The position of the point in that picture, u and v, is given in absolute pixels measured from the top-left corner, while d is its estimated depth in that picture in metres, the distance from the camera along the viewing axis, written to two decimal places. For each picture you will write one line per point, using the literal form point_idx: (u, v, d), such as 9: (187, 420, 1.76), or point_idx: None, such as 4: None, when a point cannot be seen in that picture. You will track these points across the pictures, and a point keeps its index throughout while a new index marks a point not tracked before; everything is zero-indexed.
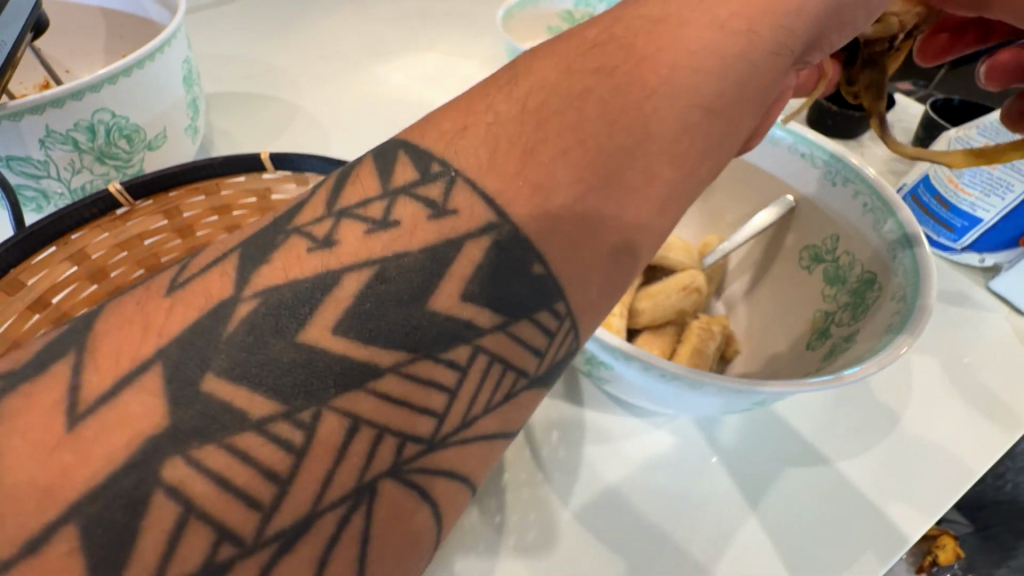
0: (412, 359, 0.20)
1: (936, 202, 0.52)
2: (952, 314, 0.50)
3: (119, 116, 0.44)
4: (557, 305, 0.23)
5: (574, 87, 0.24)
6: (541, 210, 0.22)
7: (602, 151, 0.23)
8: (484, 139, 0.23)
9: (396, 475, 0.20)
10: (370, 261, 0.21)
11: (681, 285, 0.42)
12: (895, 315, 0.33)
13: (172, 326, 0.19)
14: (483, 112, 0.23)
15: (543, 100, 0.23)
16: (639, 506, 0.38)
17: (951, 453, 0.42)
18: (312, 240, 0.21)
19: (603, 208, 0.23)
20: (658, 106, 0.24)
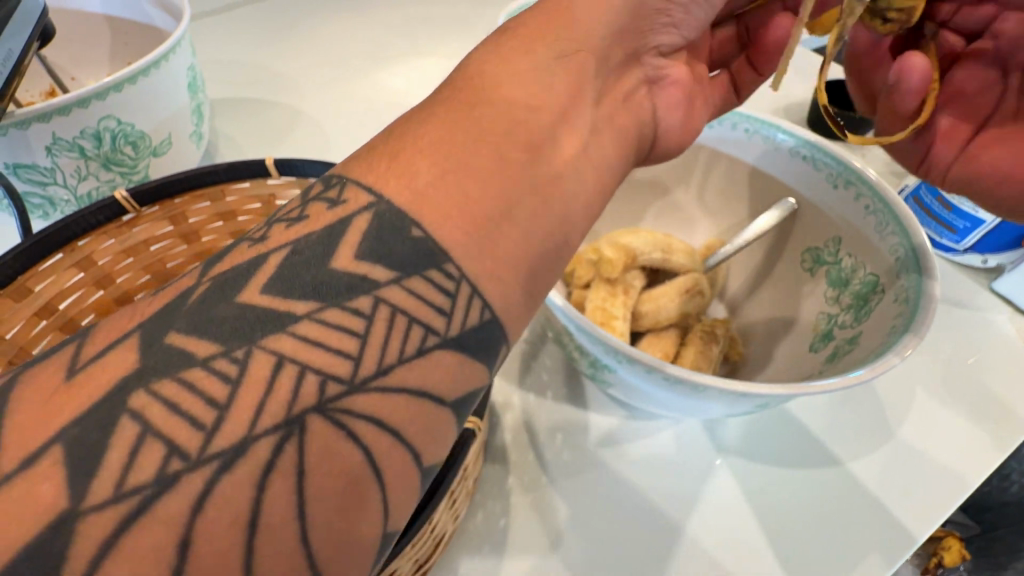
0: (322, 307, 0.21)
1: (938, 203, 0.52)
2: (956, 315, 0.50)
3: (125, 123, 0.44)
4: (449, 265, 0.23)
5: (427, 106, 0.27)
6: (408, 193, 0.23)
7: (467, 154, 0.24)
8: (360, 158, 0.25)
9: (321, 411, 0.20)
10: (283, 243, 0.22)
11: (684, 288, 0.42)
12: (898, 317, 0.33)
13: (138, 318, 0.20)
14: (362, 145, 0.26)
15: (406, 128, 0.26)
16: (643, 509, 0.38)
17: (955, 454, 0.42)
18: (249, 239, 0.23)
19: (471, 185, 0.24)
20: (503, 110, 0.26)
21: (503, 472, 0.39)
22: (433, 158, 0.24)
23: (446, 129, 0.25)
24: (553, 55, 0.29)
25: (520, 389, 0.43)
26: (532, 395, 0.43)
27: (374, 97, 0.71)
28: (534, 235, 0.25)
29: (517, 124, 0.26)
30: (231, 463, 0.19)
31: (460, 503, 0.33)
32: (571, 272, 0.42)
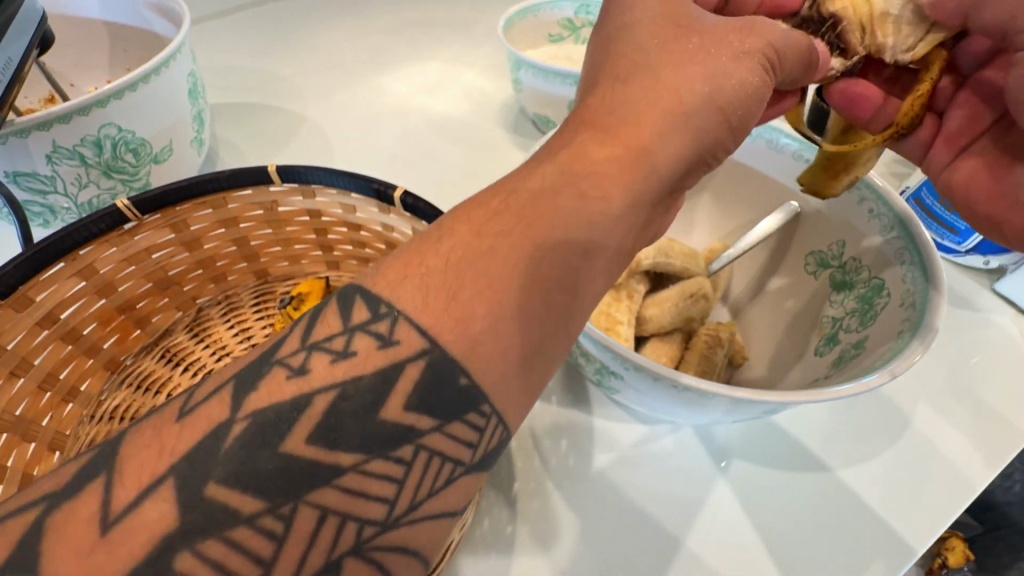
0: (367, 459, 0.22)
1: (940, 205, 0.52)
2: (959, 316, 0.50)
3: (125, 130, 0.44)
4: (482, 406, 0.24)
5: (490, 228, 0.25)
6: (459, 336, 0.23)
7: (514, 297, 0.24)
8: (419, 286, 0.24)
9: (358, 552, 0.22)
10: (334, 386, 0.22)
11: (689, 292, 0.42)
12: (904, 322, 0.33)
13: (181, 445, 0.21)
14: (421, 264, 0.24)
15: (460, 257, 0.24)
16: (649, 516, 0.38)
17: (959, 456, 0.42)
18: (290, 368, 0.23)
19: (512, 328, 0.24)
20: (558, 252, 0.25)
21: (510, 476, 0.39)
22: (485, 307, 0.23)
23: (499, 269, 0.24)
24: (628, 187, 0.26)
25: None
26: (537, 400, 0.43)
27: (375, 102, 0.71)
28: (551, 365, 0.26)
29: (569, 270, 0.25)
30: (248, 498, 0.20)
31: (468, 510, 0.33)
32: None
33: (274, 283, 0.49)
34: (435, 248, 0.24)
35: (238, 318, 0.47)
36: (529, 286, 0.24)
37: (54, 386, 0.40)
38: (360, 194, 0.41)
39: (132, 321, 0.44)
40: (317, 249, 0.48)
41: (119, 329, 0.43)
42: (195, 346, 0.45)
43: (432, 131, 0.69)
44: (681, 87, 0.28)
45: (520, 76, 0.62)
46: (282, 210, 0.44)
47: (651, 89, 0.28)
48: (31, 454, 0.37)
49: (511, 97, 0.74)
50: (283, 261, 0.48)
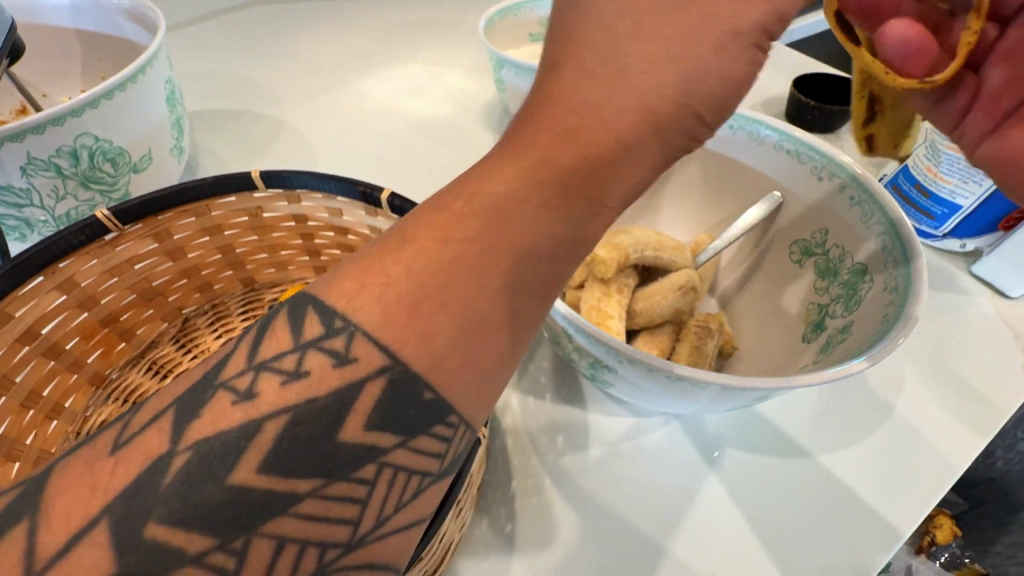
0: (326, 484, 0.22)
1: (916, 190, 0.53)
2: (939, 299, 0.52)
3: (102, 140, 0.43)
4: (449, 418, 0.24)
5: (451, 236, 0.24)
6: (425, 349, 0.23)
7: (473, 304, 0.24)
8: (378, 298, 0.23)
9: (321, 574, 0.23)
10: (286, 409, 0.22)
11: (677, 284, 0.42)
12: (888, 306, 0.33)
13: (117, 483, 0.21)
14: (378, 272, 0.24)
15: (419, 267, 0.23)
16: (647, 507, 0.38)
17: (943, 434, 0.43)
18: (236, 393, 0.22)
19: (478, 339, 0.24)
20: (519, 255, 0.25)
21: (508, 474, 0.39)
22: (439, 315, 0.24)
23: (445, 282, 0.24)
24: (593, 192, 0.25)
25: (519, 391, 0.43)
26: (531, 397, 0.43)
27: (358, 106, 0.71)
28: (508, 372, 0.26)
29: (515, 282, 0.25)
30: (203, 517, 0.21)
31: (467, 509, 0.33)
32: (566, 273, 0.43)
33: (262, 291, 0.48)
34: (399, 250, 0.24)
35: (225, 327, 0.47)
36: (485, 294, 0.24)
37: (37, 403, 0.39)
38: (346, 198, 0.41)
39: (117, 334, 0.43)
40: (304, 254, 0.47)
41: (103, 343, 0.42)
42: (184, 358, 0.45)
43: (417, 133, 0.68)
44: (651, 96, 0.25)
45: (503, 75, 0.62)
46: (266, 216, 0.43)
47: (619, 86, 0.25)
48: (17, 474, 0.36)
49: (494, 97, 0.74)
50: (270, 268, 0.48)
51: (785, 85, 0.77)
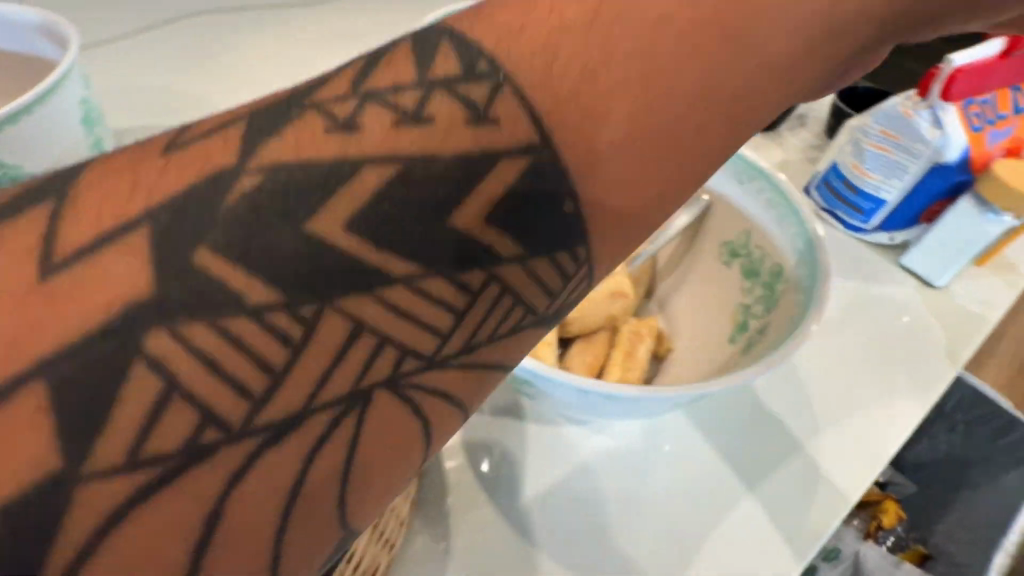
0: (425, 273, 0.18)
1: (845, 186, 0.55)
2: (870, 292, 0.52)
3: (8, 165, 0.41)
4: (580, 247, 0.20)
5: (664, 40, 0.19)
6: (583, 155, 0.19)
7: (663, 121, 0.19)
8: (545, 68, 0.18)
9: (393, 385, 0.18)
10: (395, 157, 0.17)
11: (609, 291, 0.42)
12: (798, 307, 0.35)
13: None
14: (548, 31, 0.18)
15: (599, 47, 0.18)
16: (583, 515, 0.39)
17: (870, 425, 0.44)
18: (332, 119, 0.17)
19: (639, 171, 0.20)
20: (716, 80, 0.20)
21: (442, 492, 0.39)
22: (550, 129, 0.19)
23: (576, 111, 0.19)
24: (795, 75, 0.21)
25: None
26: None
27: None
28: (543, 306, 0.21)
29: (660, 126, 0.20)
30: None
31: (392, 534, 0.32)
32: None
33: None
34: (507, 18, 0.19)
35: None
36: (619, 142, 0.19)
37: None
38: None
39: None
40: None
41: None
42: None
43: None
44: None
45: None
46: None
47: None
48: None
49: None
50: None
51: None
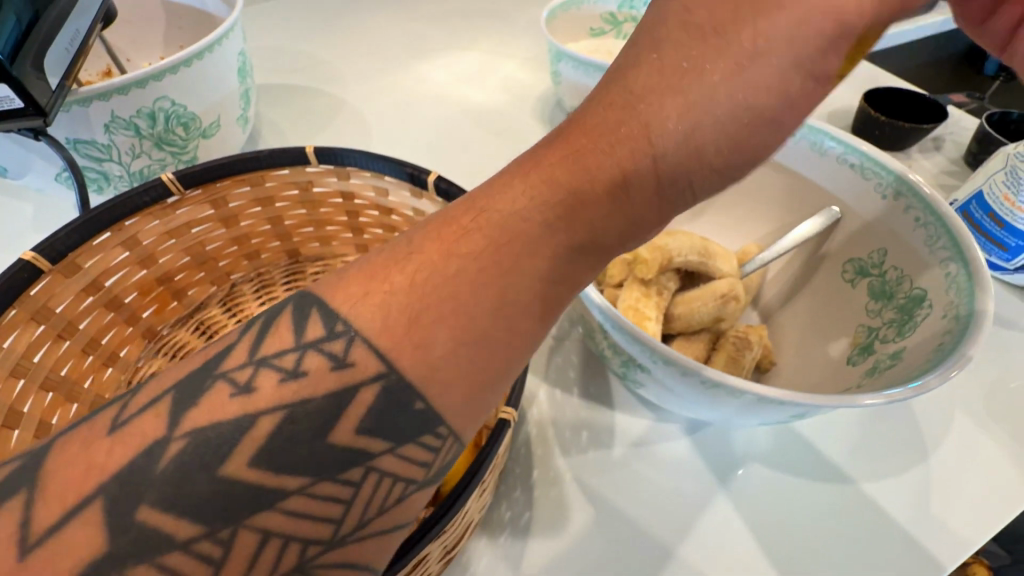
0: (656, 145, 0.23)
1: (990, 219, 0.49)
2: (1005, 337, 0.48)
3: (178, 104, 0.45)
4: (494, 266, 0.24)
5: (450, 271, 0.23)
6: (423, 362, 0.23)
7: (478, 282, 0.24)
8: (379, 308, 0.23)
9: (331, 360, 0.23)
10: (468, 212, 0.24)
11: (719, 293, 0.41)
12: (946, 334, 0.32)
13: (396, 364, 0.23)
14: (384, 281, 0.23)
15: (426, 275, 0.23)
16: (665, 510, 0.38)
17: (991, 479, 0.40)
18: (321, 358, 0.22)
19: (462, 296, 0.23)
20: (510, 307, 0.24)
21: (528, 465, 0.39)
22: (415, 314, 0.23)
23: None
24: (435, 267, 0.23)
25: (546, 383, 0.44)
26: (558, 390, 0.43)
27: (414, 89, 0.72)
28: (455, 333, 0.23)
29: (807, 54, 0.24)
30: None
31: (489, 495, 0.33)
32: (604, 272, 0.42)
33: (304, 264, 0.49)
34: (445, 225, 0.25)
35: (269, 295, 0.48)
36: (450, 347, 0.23)
37: (96, 351, 0.41)
38: (394, 178, 0.41)
39: (170, 293, 0.45)
40: (348, 231, 0.47)
41: (157, 300, 0.44)
42: (227, 319, 0.46)
43: (469, 120, 0.69)
44: (525, 297, 0.24)
45: (560, 68, 0.61)
46: (316, 191, 0.44)
47: (492, 286, 0.24)
48: (73, 412, 0.39)
49: (548, 89, 0.74)
50: (314, 242, 0.48)
51: (853, 97, 0.73)
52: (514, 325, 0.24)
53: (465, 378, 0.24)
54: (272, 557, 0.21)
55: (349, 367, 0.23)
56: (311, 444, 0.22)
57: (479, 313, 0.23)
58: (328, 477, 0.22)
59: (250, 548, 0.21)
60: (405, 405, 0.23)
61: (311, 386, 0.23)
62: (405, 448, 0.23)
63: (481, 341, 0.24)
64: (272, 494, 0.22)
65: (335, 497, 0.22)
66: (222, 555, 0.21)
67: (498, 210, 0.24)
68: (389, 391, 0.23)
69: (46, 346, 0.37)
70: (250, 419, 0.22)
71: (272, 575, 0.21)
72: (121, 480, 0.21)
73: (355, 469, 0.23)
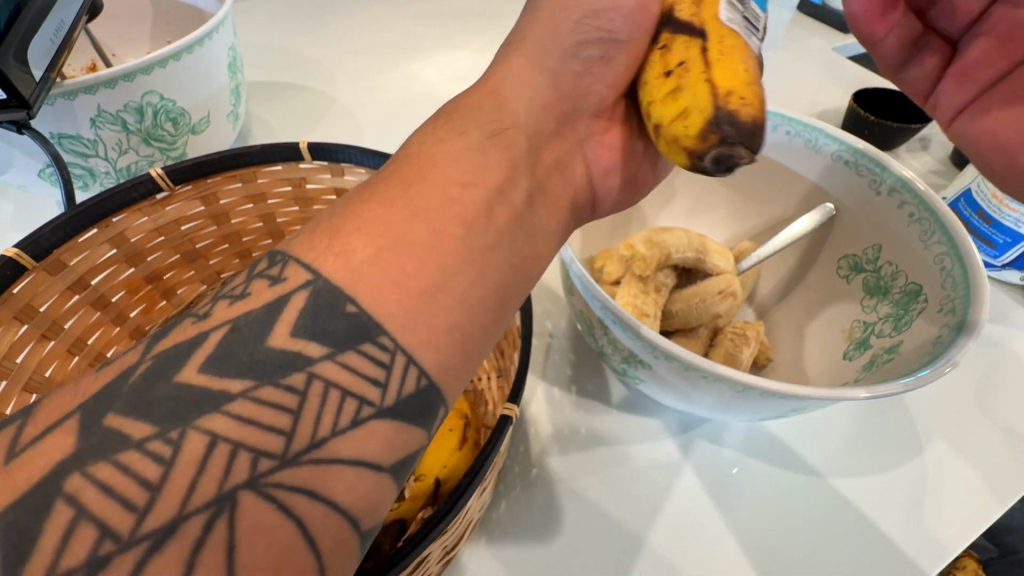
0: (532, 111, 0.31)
1: (977, 217, 0.49)
2: (994, 333, 0.49)
3: (167, 99, 0.44)
4: (432, 193, 0.25)
5: (381, 195, 0.24)
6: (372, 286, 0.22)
7: (404, 198, 0.24)
8: (326, 238, 0.23)
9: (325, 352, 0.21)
10: (408, 159, 0.26)
11: (717, 290, 0.41)
12: (942, 328, 0.33)
13: (355, 309, 0.22)
14: (342, 231, 0.23)
15: (362, 205, 0.24)
16: (666, 506, 0.38)
17: (984, 472, 0.41)
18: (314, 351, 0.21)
19: (390, 209, 0.24)
20: (438, 223, 0.24)
21: (528, 464, 0.39)
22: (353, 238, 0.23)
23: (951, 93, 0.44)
24: (369, 195, 0.25)
25: (545, 381, 0.43)
26: (556, 388, 0.43)
27: (405, 86, 0.72)
28: (388, 246, 0.23)
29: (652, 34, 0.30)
30: (160, 543, 0.18)
31: (489, 494, 0.32)
32: (601, 268, 0.42)
33: None
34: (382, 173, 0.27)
35: None
36: (378, 257, 0.23)
37: (82, 350, 0.40)
38: None
39: (159, 291, 0.44)
40: None
41: (146, 299, 0.43)
42: None
43: None
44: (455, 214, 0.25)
45: None
46: (310, 187, 0.43)
47: (421, 203, 0.24)
48: None
49: None
50: None
51: (842, 98, 0.74)
52: (440, 230, 0.24)
53: (402, 290, 0.22)
54: (220, 467, 0.19)
55: (285, 280, 0.22)
56: (254, 349, 0.21)
57: (388, 213, 0.24)
58: (269, 381, 0.20)
59: (198, 453, 0.19)
60: (337, 307, 0.22)
61: (252, 301, 0.22)
62: (348, 355, 0.21)
63: (419, 252, 0.23)
64: (236, 414, 0.20)
65: (335, 458, 0.20)
66: (172, 457, 0.19)
67: (424, 148, 0.27)
68: (319, 293, 0.22)
69: (29, 346, 0.36)
70: (204, 334, 0.21)
71: (220, 487, 0.19)
72: (97, 395, 0.19)
73: (297, 373, 0.21)
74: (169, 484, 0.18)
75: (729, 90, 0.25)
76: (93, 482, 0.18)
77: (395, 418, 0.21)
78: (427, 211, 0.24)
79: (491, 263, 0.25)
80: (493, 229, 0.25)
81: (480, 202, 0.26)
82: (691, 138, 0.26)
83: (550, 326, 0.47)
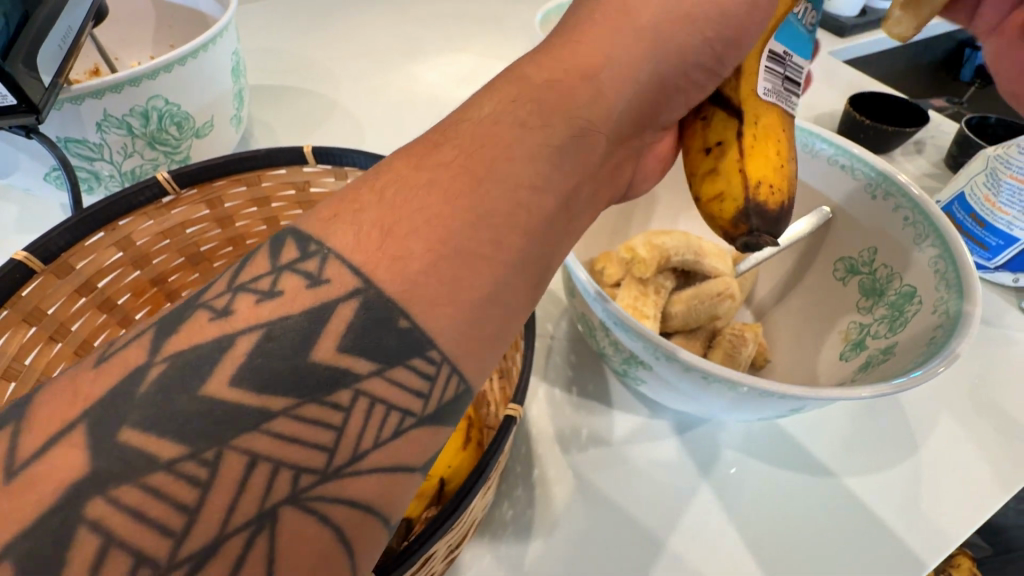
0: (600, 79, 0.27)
1: (971, 220, 0.50)
2: (987, 335, 0.49)
3: (172, 104, 0.45)
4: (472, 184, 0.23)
5: (417, 179, 0.23)
6: (399, 279, 0.21)
7: (445, 186, 0.23)
8: (349, 226, 0.22)
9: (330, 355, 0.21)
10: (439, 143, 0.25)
11: (715, 291, 0.41)
12: (936, 329, 0.33)
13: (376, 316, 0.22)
14: (354, 213, 0.23)
15: (389, 190, 0.23)
16: (665, 505, 0.38)
17: (976, 471, 0.41)
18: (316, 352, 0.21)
19: (428, 197, 0.23)
20: (484, 216, 0.23)
21: (529, 464, 0.39)
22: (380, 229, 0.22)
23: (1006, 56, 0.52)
24: (405, 177, 0.23)
25: (546, 381, 0.44)
26: (557, 389, 0.44)
27: (406, 88, 0.72)
28: (431, 244, 0.22)
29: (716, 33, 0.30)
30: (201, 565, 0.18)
31: (493, 494, 0.32)
32: (602, 270, 0.43)
33: None
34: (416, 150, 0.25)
35: None
36: (427, 255, 0.22)
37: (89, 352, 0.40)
38: None
39: (163, 294, 0.44)
40: None
41: (150, 302, 0.44)
42: None
43: None
44: (505, 208, 0.23)
45: None
46: (313, 191, 0.44)
47: (467, 193, 0.23)
48: None
49: None
50: None
51: (838, 101, 0.75)
52: (485, 223, 0.23)
53: (442, 293, 0.22)
54: (259, 486, 0.19)
55: (326, 283, 0.21)
56: (289, 361, 0.20)
57: (434, 202, 0.23)
58: (312, 398, 0.20)
59: (235, 476, 0.19)
60: (388, 323, 0.21)
61: (287, 304, 0.21)
62: (395, 372, 0.21)
63: (463, 247, 0.22)
64: (241, 417, 0.20)
65: (343, 464, 0.21)
66: (207, 479, 0.19)
67: (464, 125, 0.25)
68: (366, 305, 0.21)
69: (37, 348, 0.37)
70: (225, 339, 0.20)
71: (261, 505, 0.19)
72: (115, 411, 0.19)
73: (343, 391, 0.21)
74: (206, 507, 0.18)
75: (760, 181, 0.29)
76: (112, 498, 0.18)
77: (432, 426, 0.22)
78: (476, 206, 0.23)
79: (531, 262, 0.24)
80: (542, 223, 0.25)
81: (541, 211, 0.25)
82: (725, 221, 0.30)
83: (551, 328, 0.47)
